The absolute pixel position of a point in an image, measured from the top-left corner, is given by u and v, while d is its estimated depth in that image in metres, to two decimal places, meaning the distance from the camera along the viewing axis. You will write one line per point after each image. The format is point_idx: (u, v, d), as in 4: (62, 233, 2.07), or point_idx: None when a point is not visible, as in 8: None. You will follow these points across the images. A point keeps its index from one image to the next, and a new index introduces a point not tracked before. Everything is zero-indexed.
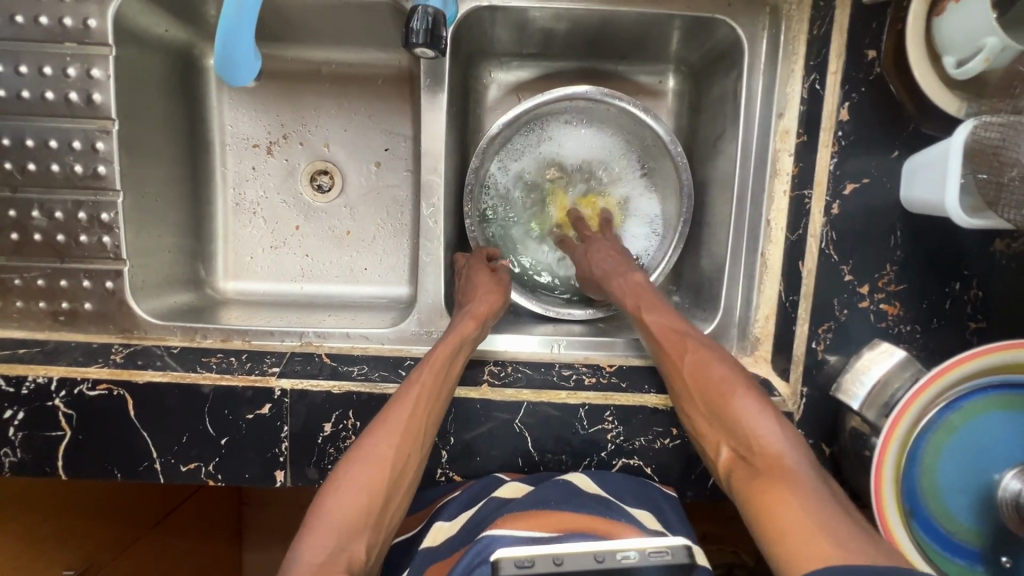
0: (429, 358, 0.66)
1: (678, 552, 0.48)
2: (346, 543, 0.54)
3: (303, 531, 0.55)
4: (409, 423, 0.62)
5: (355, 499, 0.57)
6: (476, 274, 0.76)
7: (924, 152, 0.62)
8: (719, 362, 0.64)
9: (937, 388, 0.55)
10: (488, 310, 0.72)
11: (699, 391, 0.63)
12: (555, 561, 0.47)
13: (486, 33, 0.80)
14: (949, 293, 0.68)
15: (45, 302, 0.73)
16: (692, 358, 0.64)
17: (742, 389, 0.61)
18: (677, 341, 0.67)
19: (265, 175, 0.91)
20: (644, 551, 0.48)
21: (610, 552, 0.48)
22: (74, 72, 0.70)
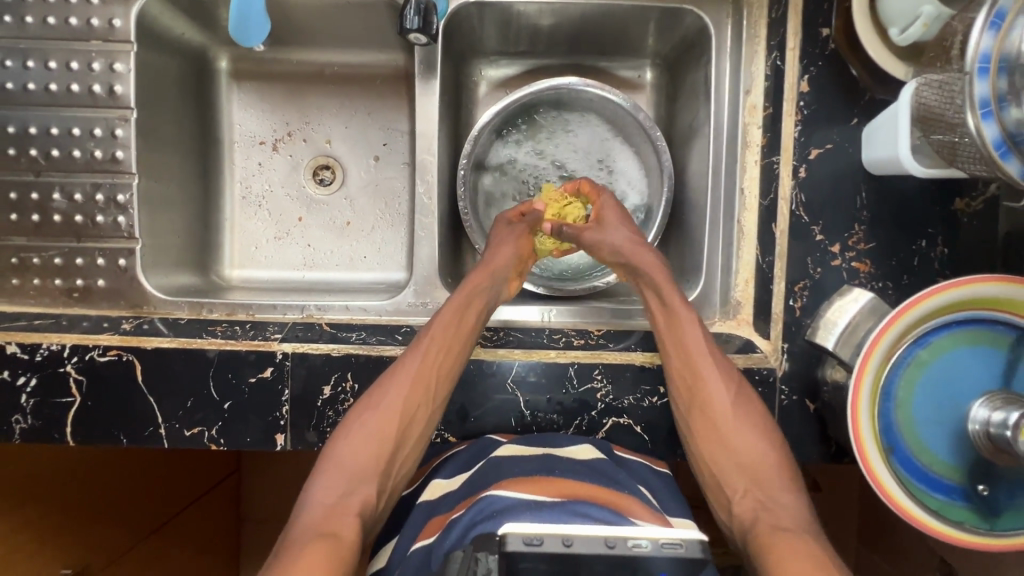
0: (437, 317, 0.70)
1: (691, 546, 0.45)
2: (356, 486, 0.61)
3: (315, 472, 0.62)
4: (418, 373, 0.66)
5: (366, 447, 0.63)
6: (500, 234, 0.82)
7: (877, 121, 0.68)
8: (756, 415, 0.68)
9: (901, 325, 0.58)
10: (506, 266, 0.78)
11: (742, 445, 0.66)
12: (564, 542, 0.44)
13: (475, 30, 0.87)
14: (917, 250, 0.72)
15: (61, 280, 0.77)
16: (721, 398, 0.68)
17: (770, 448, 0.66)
18: (733, 391, 0.68)
19: (270, 170, 0.97)
20: (657, 541, 0.44)
21: (622, 539, 0.44)
22: (98, 66, 0.76)
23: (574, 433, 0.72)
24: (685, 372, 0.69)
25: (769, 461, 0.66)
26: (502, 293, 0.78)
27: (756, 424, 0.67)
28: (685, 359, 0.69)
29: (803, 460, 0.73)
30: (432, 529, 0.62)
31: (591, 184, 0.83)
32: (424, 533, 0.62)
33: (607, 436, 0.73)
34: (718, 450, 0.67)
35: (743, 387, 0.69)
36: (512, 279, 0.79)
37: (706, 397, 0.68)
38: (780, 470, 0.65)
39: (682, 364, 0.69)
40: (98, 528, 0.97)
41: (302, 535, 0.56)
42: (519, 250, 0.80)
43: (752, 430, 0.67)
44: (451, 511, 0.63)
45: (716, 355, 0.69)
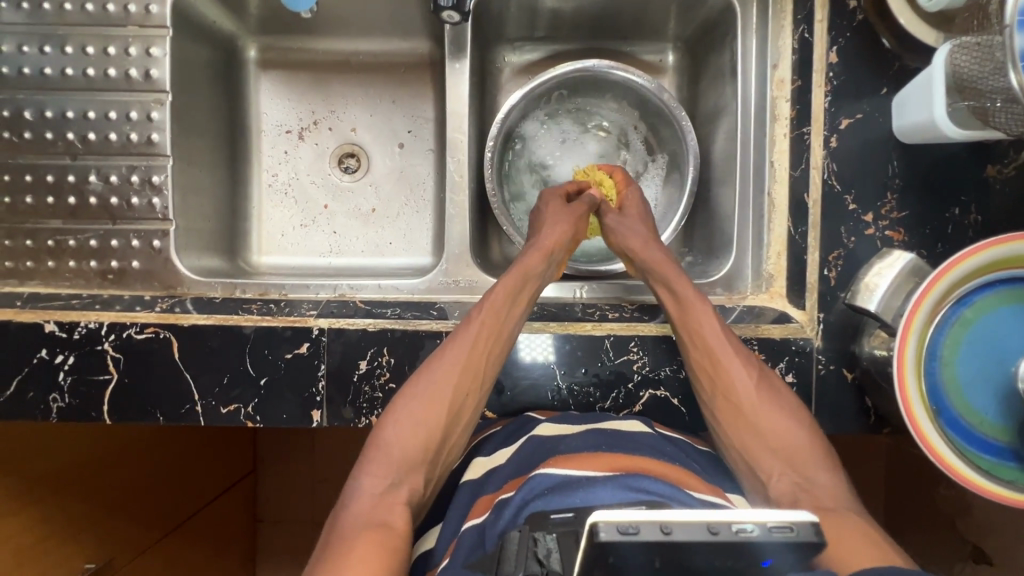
0: (488, 297, 0.68)
1: (804, 530, 0.39)
2: (405, 476, 0.59)
3: (365, 459, 0.60)
4: (469, 358, 0.64)
5: (416, 433, 0.61)
6: (549, 206, 0.80)
7: (908, 90, 0.69)
8: (778, 396, 0.67)
9: (944, 285, 0.57)
10: (560, 247, 0.76)
11: (773, 430, 0.65)
12: (663, 529, 0.38)
13: (500, 15, 0.88)
14: (950, 218, 0.72)
15: (96, 262, 0.78)
16: (741, 379, 0.66)
17: (798, 424, 0.65)
18: (757, 379, 0.67)
19: (297, 158, 0.97)
20: (766, 525, 0.39)
21: (725, 523, 0.39)
22: (135, 51, 0.78)
23: (611, 406, 0.72)
24: (703, 360, 0.67)
25: (803, 444, 0.64)
26: (552, 276, 0.76)
27: (780, 406, 0.66)
28: (702, 344, 0.68)
29: (843, 430, 0.72)
30: (480, 509, 0.59)
31: (624, 175, 0.86)
32: (472, 513, 0.59)
33: (643, 409, 0.73)
34: (746, 436, 0.65)
35: (761, 368, 0.68)
36: (563, 260, 0.78)
37: (728, 384, 0.67)
38: (813, 450, 0.64)
39: (701, 354, 0.68)
40: (121, 522, 0.93)
41: (353, 524, 0.54)
42: (577, 229, 0.78)
43: (779, 412, 0.65)
44: (499, 490, 0.60)
45: (730, 338, 0.68)
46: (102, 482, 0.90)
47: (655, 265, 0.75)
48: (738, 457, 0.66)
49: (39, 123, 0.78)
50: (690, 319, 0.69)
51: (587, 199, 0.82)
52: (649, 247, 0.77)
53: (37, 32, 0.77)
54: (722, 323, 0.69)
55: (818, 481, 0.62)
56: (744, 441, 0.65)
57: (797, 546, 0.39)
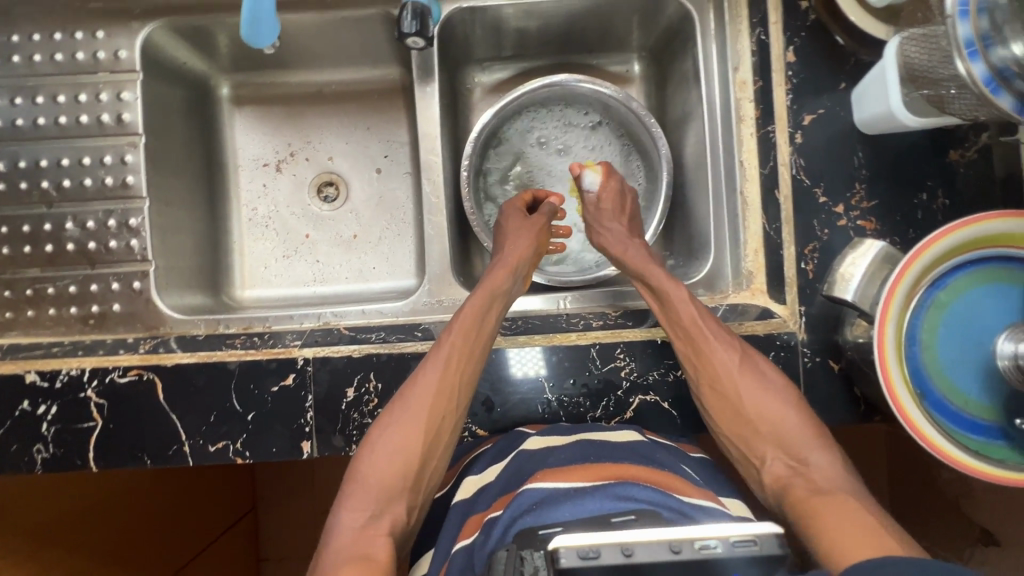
0: (457, 318, 0.68)
1: (767, 542, 0.40)
2: (385, 508, 0.58)
3: (344, 494, 0.60)
4: (440, 383, 0.63)
5: (391, 460, 0.60)
6: (510, 219, 0.83)
7: (864, 85, 0.70)
8: (768, 382, 0.68)
9: (913, 274, 0.58)
10: (524, 262, 0.78)
11: (763, 416, 0.67)
12: (624, 551, 0.40)
13: (466, 38, 0.90)
14: (919, 204, 0.73)
15: (76, 308, 0.77)
16: (730, 368, 0.68)
17: (791, 408, 0.67)
18: (742, 364, 0.69)
19: (276, 190, 0.98)
20: (728, 540, 0.40)
21: (687, 540, 0.40)
22: (106, 96, 0.79)
23: (602, 415, 0.72)
24: (691, 354, 0.69)
25: (793, 424, 0.66)
26: (520, 290, 0.78)
27: (770, 390, 0.68)
28: (690, 336, 0.70)
29: (835, 422, 0.72)
30: (471, 528, 0.59)
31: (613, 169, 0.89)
32: (463, 533, 0.59)
33: (635, 415, 0.72)
34: (734, 420, 0.69)
35: (750, 354, 0.70)
36: (529, 274, 0.81)
37: (713, 370, 0.68)
38: (805, 431, 0.66)
39: (684, 343, 0.70)
40: (139, 556, 0.94)
41: (334, 561, 0.53)
42: (538, 243, 0.81)
43: (769, 397, 0.67)
44: (489, 509, 0.60)
45: (716, 328, 0.70)
46: (99, 533, 0.89)
47: (636, 264, 0.79)
48: (735, 447, 0.69)
49: (13, 174, 0.78)
50: (675, 312, 0.71)
51: (546, 207, 0.85)
52: (629, 249, 0.81)
53: (8, 85, 0.78)
54: (708, 315, 0.71)
55: (814, 462, 0.64)
56: (736, 429, 0.69)
57: None
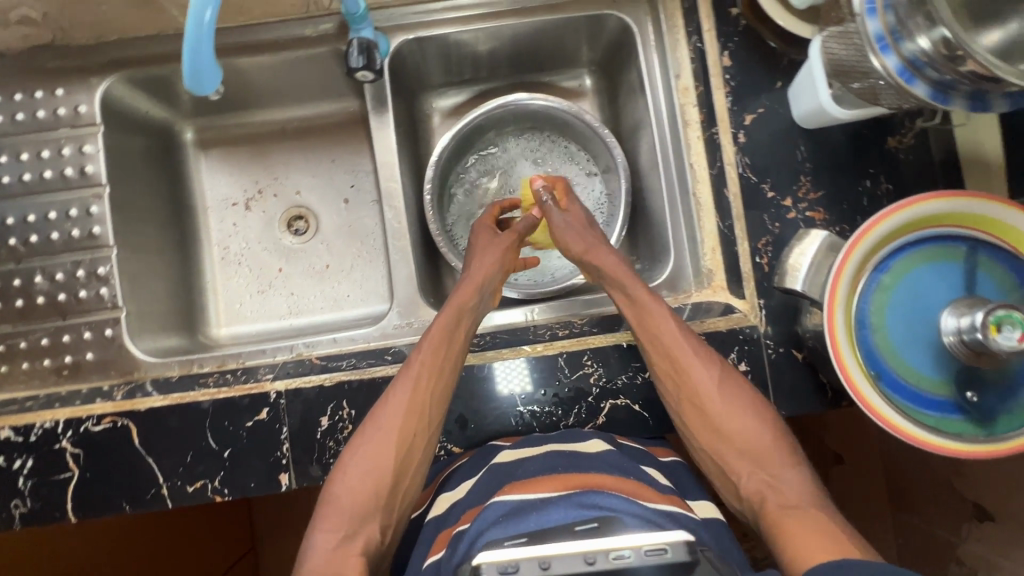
0: (426, 336, 0.69)
1: (677, 549, 0.44)
2: (359, 527, 0.59)
3: (317, 516, 0.60)
4: (410, 400, 0.65)
5: (363, 479, 0.61)
6: (478, 236, 0.84)
7: (797, 83, 0.73)
8: (743, 397, 0.68)
9: (855, 260, 0.61)
10: (491, 279, 0.78)
11: (738, 433, 0.67)
12: (541, 565, 0.44)
13: (419, 68, 0.92)
14: (864, 191, 0.76)
15: (50, 359, 0.78)
16: (706, 383, 0.68)
17: (765, 424, 0.66)
18: (720, 379, 0.68)
19: (246, 228, 0.99)
20: (640, 549, 0.44)
21: (602, 552, 0.45)
22: (68, 150, 0.81)
23: (574, 423, 0.73)
24: (667, 368, 0.69)
25: (766, 439, 0.66)
26: (490, 306, 0.78)
27: (745, 406, 0.67)
28: (665, 351, 0.69)
29: (803, 410, 0.74)
30: (440, 545, 0.59)
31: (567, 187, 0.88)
32: (434, 549, 0.59)
33: (608, 420, 0.73)
34: (710, 436, 0.68)
35: (726, 369, 0.70)
36: (498, 289, 0.80)
37: (688, 384, 0.68)
38: (779, 449, 0.65)
39: (662, 359, 0.70)
40: None
41: None
42: (504, 261, 0.81)
43: (745, 412, 0.67)
44: (457, 523, 0.60)
45: (692, 342, 0.70)
46: None
47: (611, 272, 0.77)
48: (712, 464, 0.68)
49: None
50: (652, 326, 0.71)
51: (524, 223, 0.86)
52: (598, 255, 0.79)
53: None
54: (684, 328, 0.71)
55: (787, 482, 0.63)
56: (712, 446, 0.68)
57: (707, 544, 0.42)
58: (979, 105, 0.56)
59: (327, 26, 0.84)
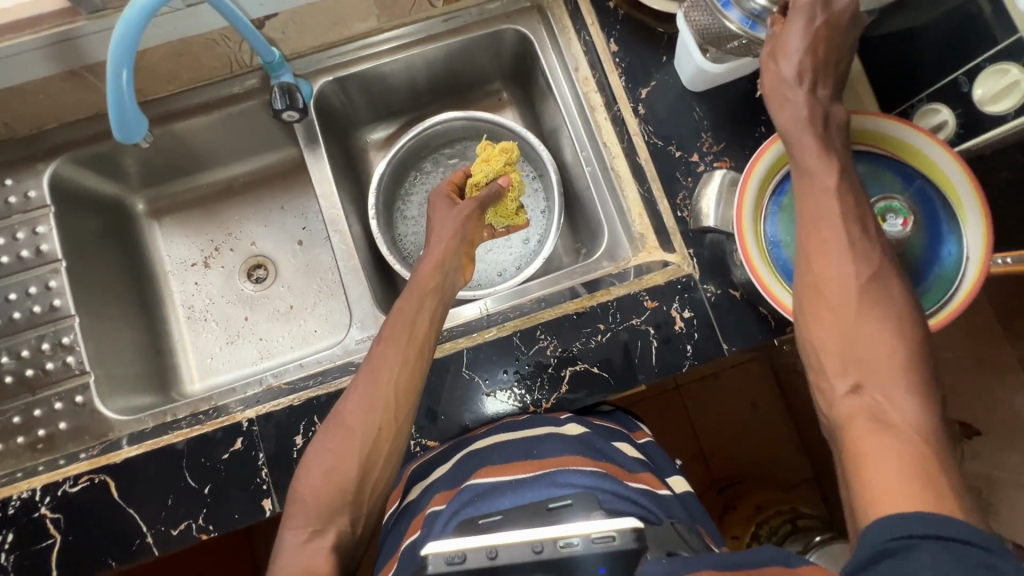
0: (386, 330, 0.70)
1: (625, 537, 0.47)
2: (327, 523, 0.61)
3: (286, 516, 0.62)
4: (373, 394, 0.66)
5: (327, 476, 0.63)
6: (437, 209, 0.85)
7: (677, 55, 0.82)
8: (885, 300, 0.54)
9: (755, 186, 0.67)
10: (456, 253, 0.80)
11: (867, 339, 0.53)
12: (489, 555, 0.47)
13: (346, 108, 0.99)
14: (761, 135, 0.83)
15: (23, 436, 0.79)
16: (844, 271, 0.55)
17: (898, 340, 0.52)
18: (865, 281, 0.54)
19: (208, 285, 1.03)
20: (588, 537, 0.47)
21: (550, 540, 0.48)
22: (23, 234, 0.85)
23: (540, 395, 0.76)
24: (809, 243, 0.57)
25: (899, 361, 0.51)
26: (458, 282, 0.80)
27: (889, 310, 0.53)
28: (812, 224, 0.57)
29: (753, 344, 0.77)
30: (415, 526, 0.64)
31: None
32: (411, 530, 0.64)
33: (571, 387, 0.76)
34: (827, 336, 0.54)
35: (879, 266, 0.55)
36: (464, 262, 0.82)
37: (822, 264, 0.56)
38: (903, 372, 0.51)
39: (807, 227, 0.58)
40: None
41: None
42: (463, 229, 0.82)
43: (886, 315, 0.53)
44: (430, 505, 0.65)
45: (851, 219, 0.56)
46: None
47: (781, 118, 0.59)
48: (812, 372, 0.56)
49: None
50: (801, 191, 0.59)
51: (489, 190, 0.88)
52: (789, 106, 0.59)
53: None
54: (850, 198, 0.57)
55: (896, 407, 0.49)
56: (823, 348, 0.55)
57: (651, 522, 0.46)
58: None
59: (251, 82, 0.91)
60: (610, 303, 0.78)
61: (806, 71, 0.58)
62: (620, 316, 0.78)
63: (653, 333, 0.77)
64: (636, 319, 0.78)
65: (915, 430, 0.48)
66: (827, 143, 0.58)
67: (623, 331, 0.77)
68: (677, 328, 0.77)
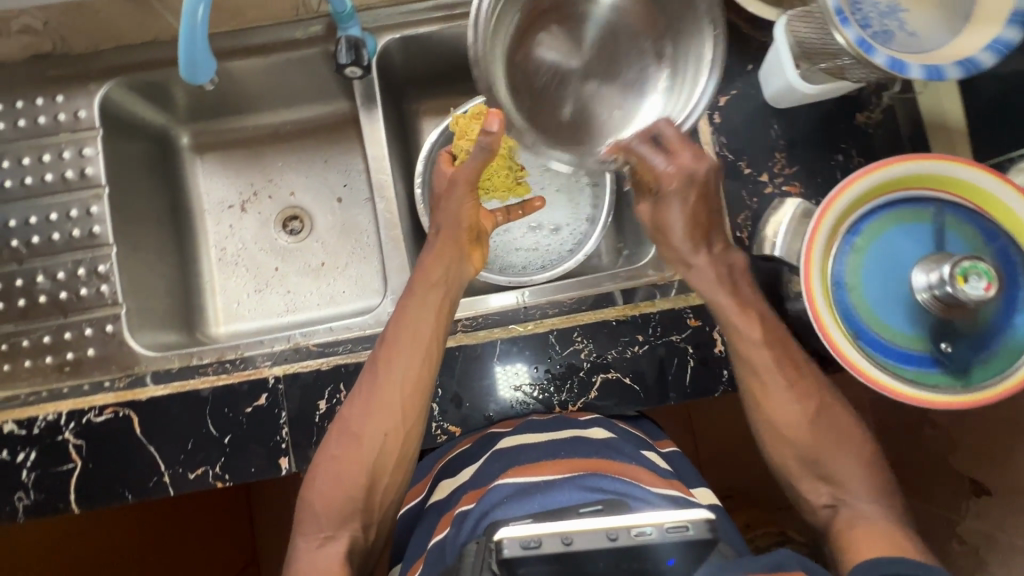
0: (392, 329, 0.68)
1: (697, 527, 0.49)
2: (337, 530, 0.61)
3: (298, 520, 0.63)
4: (380, 396, 0.64)
5: (336, 480, 0.62)
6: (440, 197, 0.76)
7: (765, 66, 0.77)
8: (831, 419, 0.67)
9: (825, 229, 0.63)
10: (456, 240, 0.74)
11: (828, 457, 0.66)
12: (564, 540, 0.49)
13: (407, 67, 0.95)
14: (837, 164, 0.79)
15: (52, 357, 0.80)
16: (787, 407, 0.68)
17: (852, 451, 0.66)
18: (812, 411, 0.67)
19: (242, 231, 1.00)
20: (662, 526, 0.49)
21: (624, 529, 0.49)
22: (69, 154, 0.84)
23: (567, 398, 0.75)
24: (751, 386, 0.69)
25: (856, 468, 0.65)
26: (467, 271, 0.76)
27: (834, 427, 0.67)
28: (753, 373, 0.69)
29: None
30: (443, 524, 0.65)
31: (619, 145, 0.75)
32: (439, 527, 0.65)
33: (599, 394, 0.75)
34: (793, 457, 0.68)
35: (813, 393, 0.68)
36: (470, 249, 0.77)
37: (770, 406, 0.68)
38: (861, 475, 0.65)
39: (751, 373, 0.69)
40: None
41: None
42: (463, 219, 0.74)
43: (834, 433, 0.67)
44: (459, 504, 0.65)
45: (784, 363, 0.68)
46: None
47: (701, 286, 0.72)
48: (790, 485, 0.69)
49: None
50: (738, 344, 0.69)
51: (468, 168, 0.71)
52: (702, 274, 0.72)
53: None
54: (779, 343, 0.69)
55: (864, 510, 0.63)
56: (792, 467, 0.68)
57: (695, 540, 0.48)
58: (897, 35, 0.62)
59: (315, 28, 0.88)
60: (652, 315, 0.76)
61: (699, 240, 0.73)
62: (661, 330, 0.76)
63: (692, 352, 0.75)
64: (676, 335, 0.75)
65: (885, 524, 0.61)
66: (742, 299, 0.71)
67: (661, 346, 0.75)
68: (717, 350, 0.75)
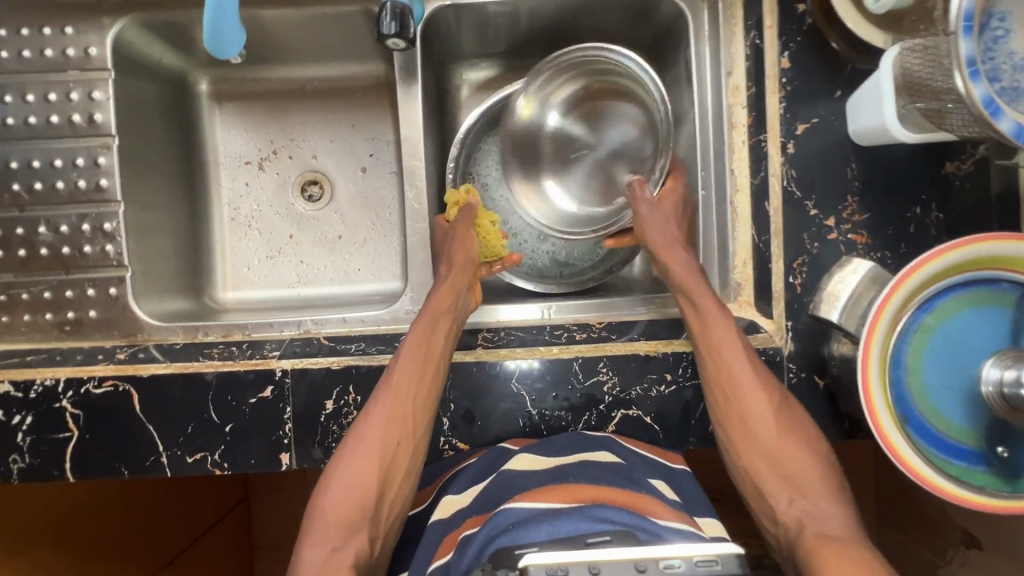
0: (407, 340, 0.68)
1: (727, 562, 0.42)
2: (344, 543, 0.59)
3: (306, 530, 0.60)
4: (392, 410, 0.64)
5: (348, 491, 0.61)
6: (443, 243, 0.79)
7: (859, 95, 0.68)
8: (796, 423, 0.65)
9: (895, 305, 0.56)
10: (464, 275, 0.74)
11: (792, 459, 0.63)
12: (592, 570, 0.42)
13: (453, 36, 0.85)
14: (912, 217, 0.71)
15: (52, 314, 0.77)
16: (756, 403, 0.64)
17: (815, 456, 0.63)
18: (777, 405, 0.65)
19: (258, 189, 0.93)
20: (690, 559, 0.42)
21: (652, 561, 0.42)
22: (77, 95, 0.77)
23: (583, 429, 0.72)
24: (721, 381, 0.66)
25: (817, 471, 0.62)
26: (468, 304, 0.74)
27: (798, 434, 0.64)
28: (722, 370, 0.66)
29: None
30: (446, 548, 0.61)
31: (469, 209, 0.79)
32: (440, 551, 0.61)
33: (616, 429, 0.72)
34: (758, 461, 0.64)
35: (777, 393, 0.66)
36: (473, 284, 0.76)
37: (740, 406, 0.65)
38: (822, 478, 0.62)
39: (720, 371, 0.66)
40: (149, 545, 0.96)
41: None
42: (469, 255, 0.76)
43: (799, 438, 0.64)
44: (462, 527, 0.61)
45: (752, 362, 0.66)
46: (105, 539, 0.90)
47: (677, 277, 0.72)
48: (754, 491, 0.64)
49: None
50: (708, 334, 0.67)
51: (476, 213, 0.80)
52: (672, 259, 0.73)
53: None
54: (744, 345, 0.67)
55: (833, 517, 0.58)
56: (757, 469, 0.64)
57: None
58: None
59: None
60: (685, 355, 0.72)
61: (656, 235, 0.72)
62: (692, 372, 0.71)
63: None
64: None
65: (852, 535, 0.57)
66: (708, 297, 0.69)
67: (689, 388, 0.71)
68: None
